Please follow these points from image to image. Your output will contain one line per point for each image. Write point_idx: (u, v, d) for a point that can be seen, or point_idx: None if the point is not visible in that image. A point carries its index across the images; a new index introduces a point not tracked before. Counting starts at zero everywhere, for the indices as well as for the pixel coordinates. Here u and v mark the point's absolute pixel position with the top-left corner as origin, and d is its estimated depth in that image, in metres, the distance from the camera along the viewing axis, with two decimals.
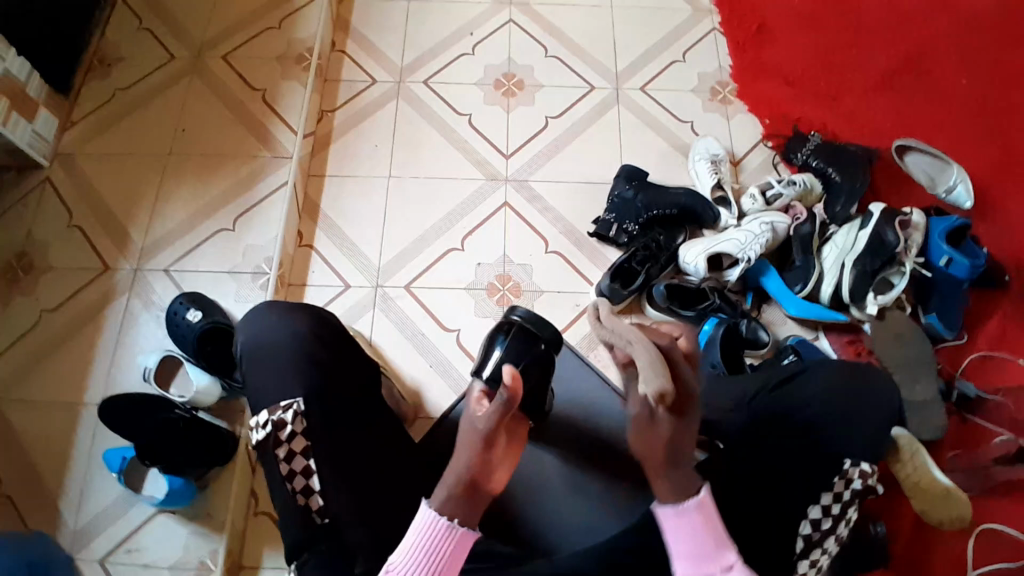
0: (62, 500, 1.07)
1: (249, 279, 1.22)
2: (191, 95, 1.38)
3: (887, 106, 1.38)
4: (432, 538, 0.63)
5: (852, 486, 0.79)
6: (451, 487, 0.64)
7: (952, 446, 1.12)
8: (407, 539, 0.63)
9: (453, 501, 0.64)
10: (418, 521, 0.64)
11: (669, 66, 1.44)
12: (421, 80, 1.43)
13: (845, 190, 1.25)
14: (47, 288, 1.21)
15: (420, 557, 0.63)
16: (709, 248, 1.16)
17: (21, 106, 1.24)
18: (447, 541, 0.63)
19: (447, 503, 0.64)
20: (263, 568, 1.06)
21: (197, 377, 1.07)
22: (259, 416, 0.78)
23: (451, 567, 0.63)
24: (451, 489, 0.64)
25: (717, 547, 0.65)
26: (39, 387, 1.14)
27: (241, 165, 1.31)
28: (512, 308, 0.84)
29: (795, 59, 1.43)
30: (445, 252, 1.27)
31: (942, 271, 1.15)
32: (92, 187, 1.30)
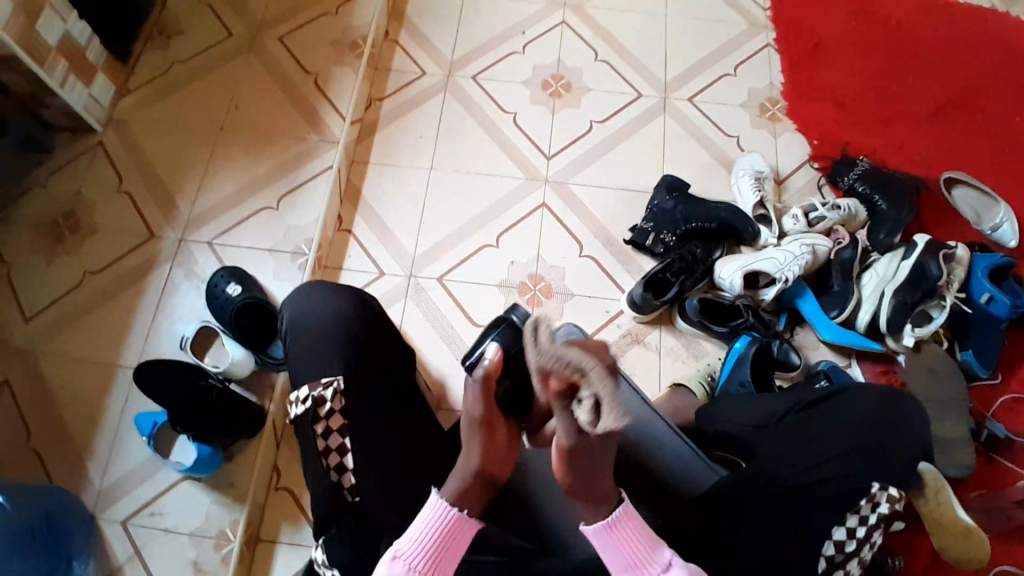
0: (91, 458, 1.10)
1: (287, 258, 1.25)
2: (245, 73, 1.40)
3: (939, 137, 1.36)
4: (445, 524, 0.63)
5: (878, 510, 0.77)
6: (463, 477, 0.64)
7: (975, 486, 1.10)
8: (417, 525, 0.63)
9: (464, 489, 0.64)
10: (429, 507, 0.64)
11: (719, 79, 1.43)
12: (470, 76, 1.44)
13: (890, 218, 1.24)
14: (92, 249, 1.25)
15: (431, 542, 0.62)
16: (746, 265, 1.16)
17: (80, 69, 1.27)
18: (457, 527, 0.63)
19: (458, 490, 0.64)
20: (280, 543, 1.08)
21: (232, 348, 1.09)
22: (300, 391, 0.81)
23: (455, 556, 0.63)
24: (463, 478, 0.64)
25: (652, 546, 0.65)
26: (78, 344, 1.17)
27: (288, 146, 1.34)
28: (511, 309, 0.88)
29: (849, 81, 1.41)
30: (480, 247, 1.28)
31: (982, 308, 1.13)
32: (143, 154, 1.33)
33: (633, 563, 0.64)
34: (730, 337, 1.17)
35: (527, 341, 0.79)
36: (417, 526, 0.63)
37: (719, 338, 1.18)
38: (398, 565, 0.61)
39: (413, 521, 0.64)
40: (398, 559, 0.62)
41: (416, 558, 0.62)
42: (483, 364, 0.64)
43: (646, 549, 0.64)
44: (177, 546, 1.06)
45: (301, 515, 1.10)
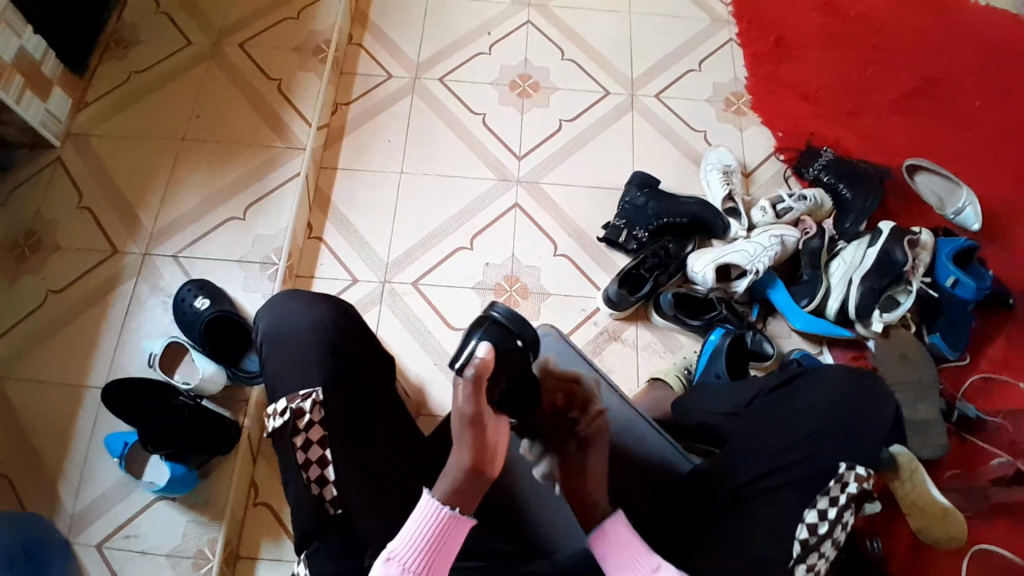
0: (62, 481, 1.06)
1: (258, 268, 1.22)
2: (207, 81, 1.37)
3: (899, 125, 1.39)
4: (438, 524, 0.63)
5: (847, 491, 0.78)
6: (454, 476, 0.64)
7: (950, 466, 1.13)
8: (409, 523, 0.64)
9: (456, 487, 0.64)
10: (421, 508, 0.64)
11: (685, 74, 1.45)
12: (437, 77, 1.43)
13: (856, 206, 1.26)
14: (53, 268, 1.21)
15: (423, 542, 0.63)
16: (717, 259, 1.17)
17: (35, 83, 1.23)
18: (450, 526, 0.63)
19: (450, 490, 0.64)
20: (261, 559, 1.06)
21: (202, 364, 1.07)
22: (277, 404, 0.79)
23: (447, 556, 0.64)
24: (454, 477, 0.64)
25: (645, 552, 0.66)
26: (42, 367, 1.14)
27: (255, 154, 1.32)
28: (491, 303, 0.71)
29: (811, 73, 1.44)
30: (454, 250, 1.27)
31: (949, 292, 1.16)
32: (104, 168, 1.29)
33: (624, 568, 0.66)
34: (705, 330, 1.18)
35: (521, 336, 0.69)
36: (410, 527, 0.64)
37: (693, 331, 1.19)
38: (392, 566, 0.63)
39: (406, 522, 0.65)
40: (391, 561, 0.63)
41: (411, 558, 0.63)
42: (473, 363, 0.63)
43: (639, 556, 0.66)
44: (155, 569, 1.03)
45: (281, 529, 1.08)
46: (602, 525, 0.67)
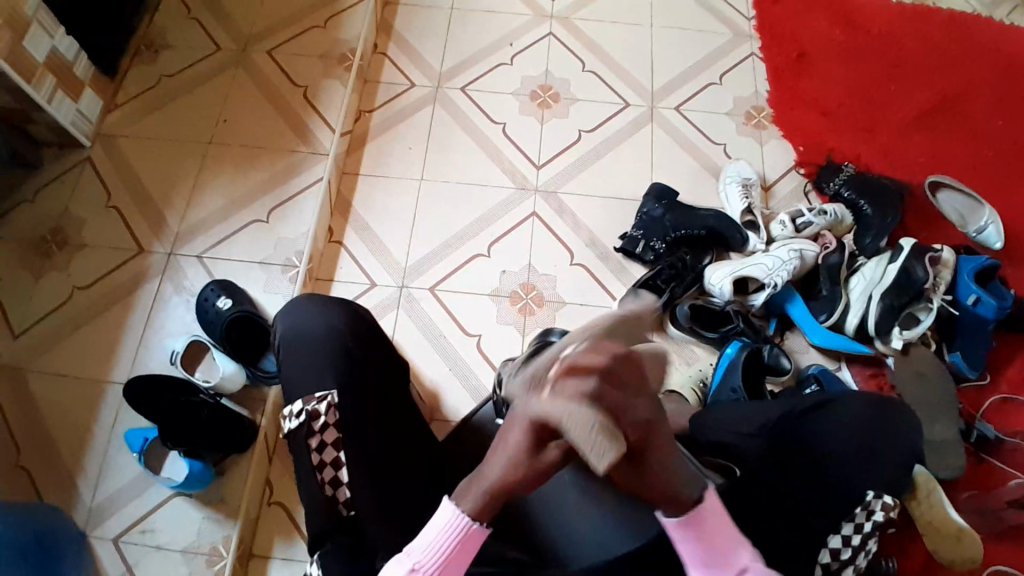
0: (81, 475, 1.08)
1: (278, 271, 1.24)
2: (234, 87, 1.40)
3: (922, 143, 1.38)
4: (458, 534, 0.62)
5: (873, 518, 0.79)
6: (482, 495, 0.60)
7: (968, 486, 1.11)
8: (431, 534, 0.62)
9: (483, 504, 0.61)
10: (444, 518, 0.62)
11: (705, 88, 1.45)
12: (459, 86, 1.45)
13: (875, 223, 1.25)
14: (80, 264, 1.24)
15: (444, 553, 0.62)
16: (735, 272, 1.17)
17: (67, 84, 1.27)
18: (471, 538, 0.62)
19: (478, 505, 0.61)
20: (272, 558, 1.07)
21: (224, 363, 1.08)
22: (292, 406, 0.80)
23: (464, 562, 0.63)
24: (483, 494, 0.60)
25: (733, 549, 0.64)
26: (66, 361, 1.16)
27: (279, 158, 1.34)
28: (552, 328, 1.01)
29: (835, 88, 1.44)
30: (471, 257, 1.28)
31: (969, 310, 1.14)
32: (131, 169, 1.33)
33: (715, 556, 0.64)
34: (722, 342, 1.18)
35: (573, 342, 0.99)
36: (431, 537, 0.62)
37: (709, 343, 1.19)
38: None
39: (427, 532, 0.62)
40: (415, 572, 0.62)
41: (432, 569, 0.62)
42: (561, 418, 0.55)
43: (730, 550, 0.64)
44: (170, 564, 1.04)
45: (294, 529, 1.09)
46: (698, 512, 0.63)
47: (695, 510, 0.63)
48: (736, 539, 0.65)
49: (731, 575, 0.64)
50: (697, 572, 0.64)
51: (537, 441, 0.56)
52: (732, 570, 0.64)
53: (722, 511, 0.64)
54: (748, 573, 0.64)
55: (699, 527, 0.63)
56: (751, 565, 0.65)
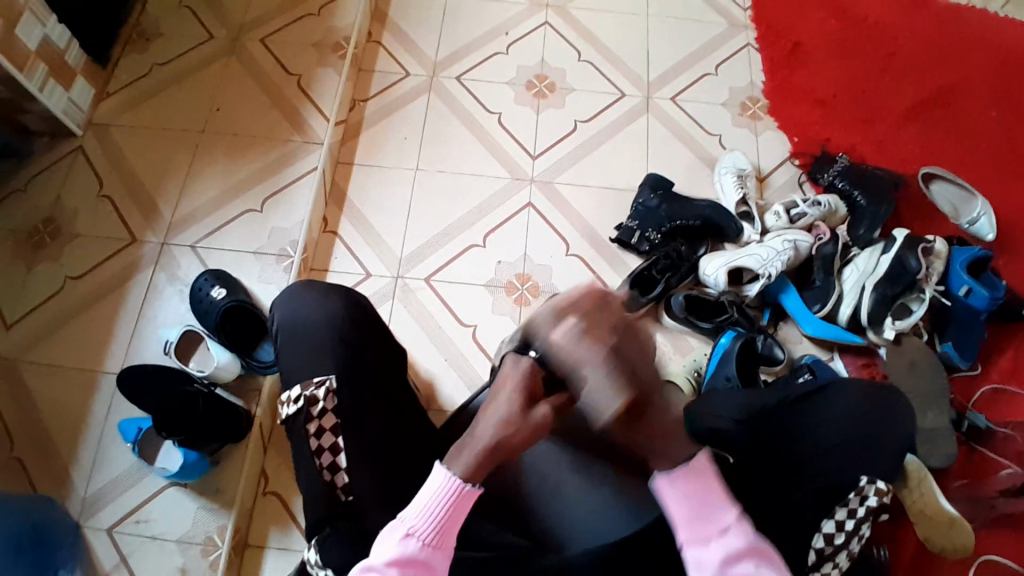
0: (75, 466, 1.08)
1: (273, 261, 1.24)
2: (227, 75, 1.39)
3: (917, 134, 1.38)
4: (452, 497, 0.65)
5: (866, 503, 0.78)
6: (477, 452, 0.66)
7: (958, 475, 1.12)
8: (424, 498, 0.66)
9: (476, 463, 0.66)
10: (437, 483, 0.66)
11: (701, 78, 1.45)
12: (454, 76, 1.44)
13: (869, 214, 1.26)
14: (73, 254, 1.23)
15: (439, 516, 0.65)
16: (729, 262, 1.17)
17: (59, 73, 1.26)
18: (463, 500, 0.66)
19: (470, 466, 0.66)
20: (269, 547, 1.07)
21: (218, 353, 1.09)
22: (292, 391, 0.80)
23: (457, 524, 0.66)
24: (478, 452, 0.66)
25: (717, 507, 0.69)
26: (59, 352, 1.16)
27: (273, 148, 1.33)
28: None
29: (831, 79, 1.44)
30: (466, 247, 1.28)
31: (962, 301, 1.16)
32: (124, 158, 1.31)
33: (702, 511, 0.68)
34: (716, 333, 1.19)
35: None
36: (425, 503, 0.66)
37: (704, 334, 1.19)
38: (411, 542, 0.65)
39: (420, 497, 0.66)
40: (410, 537, 0.65)
41: (427, 532, 0.65)
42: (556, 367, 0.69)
43: (714, 507, 0.68)
44: (165, 554, 1.05)
45: (290, 519, 1.09)
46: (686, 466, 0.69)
47: (687, 470, 0.69)
48: (722, 500, 0.69)
49: (714, 534, 0.68)
50: (684, 532, 0.68)
51: (528, 397, 0.69)
52: (712, 529, 0.68)
53: (707, 473, 0.70)
54: (729, 533, 0.68)
55: (682, 487, 0.69)
56: (733, 526, 0.68)
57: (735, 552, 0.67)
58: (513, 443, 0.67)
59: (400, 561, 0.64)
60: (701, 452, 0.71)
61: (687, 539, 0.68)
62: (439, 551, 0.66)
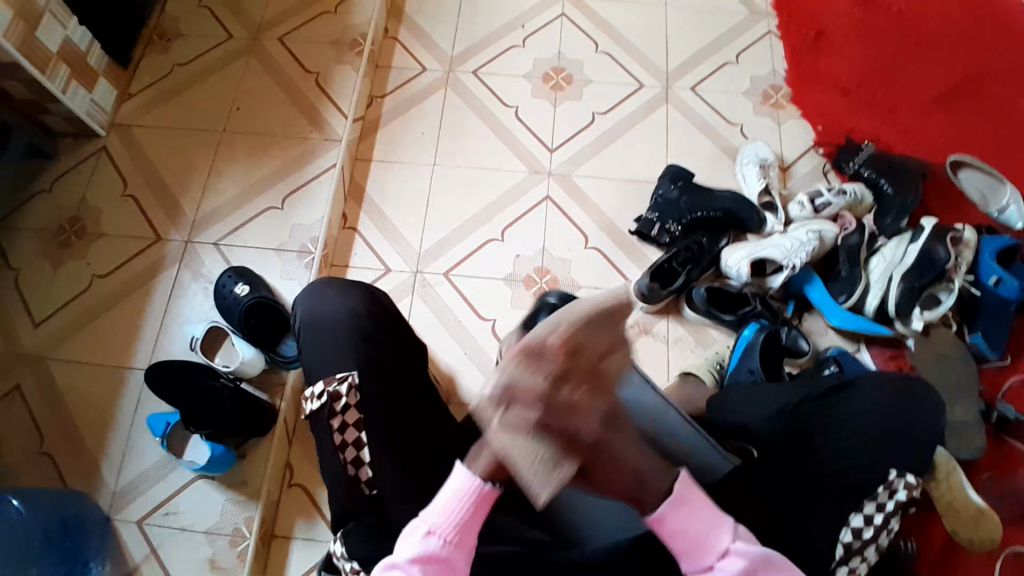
0: (104, 460, 1.11)
1: (294, 257, 1.25)
2: (246, 75, 1.40)
3: (943, 121, 1.35)
4: (472, 493, 0.67)
5: (896, 497, 0.76)
6: (497, 452, 0.68)
7: (987, 469, 1.10)
8: (444, 497, 0.67)
9: (497, 462, 0.68)
10: (457, 483, 0.68)
11: (720, 67, 1.43)
12: (471, 70, 1.43)
13: (896, 202, 1.24)
14: (98, 254, 1.25)
15: (459, 514, 0.66)
16: (753, 253, 1.16)
17: (81, 75, 1.28)
18: (482, 499, 0.68)
19: (490, 466, 0.68)
20: (294, 539, 1.08)
21: (243, 348, 1.10)
22: (315, 387, 0.81)
23: (478, 523, 0.67)
24: (496, 453, 0.68)
25: None
26: (85, 349, 1.18)
27: (293, 146, 1.34)
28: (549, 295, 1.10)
29: (855, 66, 1.41)
30: (485, 241, 1.28)
31: (991, 291, 1.13)
32: (147, 159, 1.33)
33: (724, 484, 0.68)
34: (739, 325, 1.17)
35: None
36: (446, 502, 0.67)
37: (726, 326, 1.18)
38: (433, 540, 0.65)
39: (439, 497, 0.68)
40: (432, 534, 0.66)
41: (449, 530, 0.66)
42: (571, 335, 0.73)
43: None
44: (193, 545, 1.07)
45: (315, 510, 1.10)
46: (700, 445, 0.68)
47: None
48: None
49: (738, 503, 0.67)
50: (684, 563, 0.66)
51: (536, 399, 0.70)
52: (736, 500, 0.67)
53: (693, 501, 0.67)
54: None
55: (670, 520, 0.66)
56: None
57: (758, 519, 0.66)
58: (519, 456, 0.68)
59: (423, 559, 0.64)
60: None
61: (688, 569, 0.66)
62: (459, 550, 0.66)
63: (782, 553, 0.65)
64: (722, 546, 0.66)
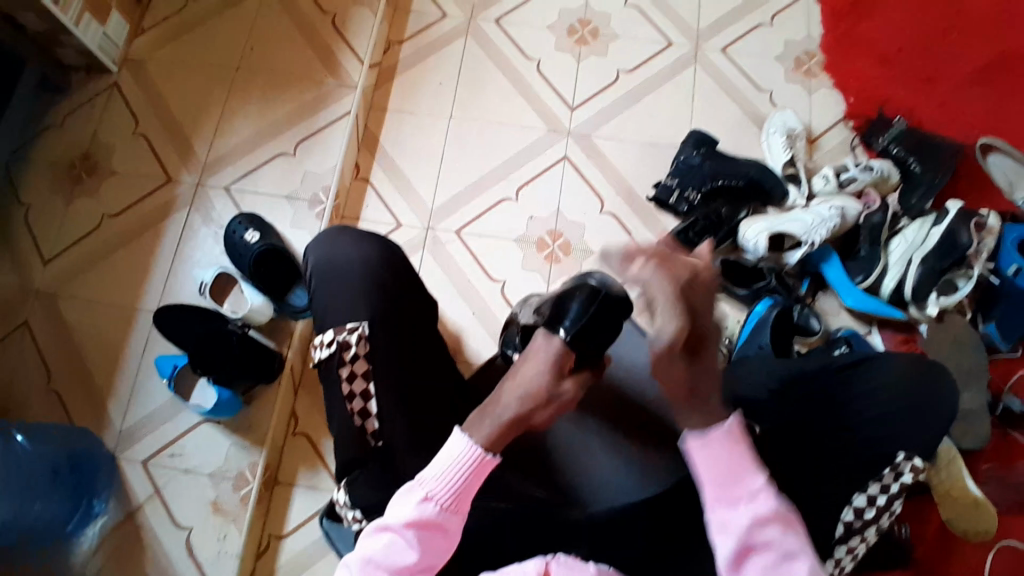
0: (112, 399, 1.12)
1: (306, 206, 1.23)
2: (261, 12, 1.35)
3: (983, 100, 1.29)
4: (470, 462, 0.66)
5: (901, 480, 0.77)
6: (500, 424, 0.66)
7: (988, 457, 1.10)
8: (443, 464, 0.66)
9: (498, 434, 0.66)
10: (456, 449, 0.66)
11: (755, 29, 1.36)
12: (493, 19, 1.37)
13: (925, 181, 1.21)
14: (108, 193, 1.24)
15: (454, 481, 0.66)
16: (772, 227, 1.13)
17: (94, 6, 1.23)
18: (480, 468, 0.66)
19: (490, 437, 0.66)
20: (298, 486, 1.10)
21: (251, 295, 1.10)
22: (325, 335, 0.81)
23: (474, 489, 0.67)
24: (499, 425, 0.67)
25: (743, 473, 0.65)
26: (95, 288, 1.18)
27: (306, 90, 1.30)
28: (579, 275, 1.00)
29: (896, 35, 1.34)
30: (499, 200, 1.26)
31: (1011, 280, 1.09)
32: (159, 97, 1.30)
33: (727, 475, 0.65)
34: (752, 300, 1.16)
35: None
36: (442, 468, 0.66)
37: (739, 300, 1.17)
38: (428, 506, 0.65)
39: (437, 463, 0.66)
40: (428, 501, 0.66)
41: (444, 497, 0.66)
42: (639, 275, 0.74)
43: (739, 473, 0.65)
44: (198, 487, 1.09)
45: (318, 460, 1.12)
46: (707, 430, 0.66)
47: (718, 431, 0.66)
48: (750, 464, 0.66)
49: (741, 496, 0.65)
50: (710, 490, 0.66)
51: (556, 372, 0.69)
52: (741, 493, 0.65)
53: (739, 438, 0.66)
54: (760, 496, 0.65)
55: (714, 447, 0.66)
56: (764, 490, 0.65)
57: (763, 518, 0.64)
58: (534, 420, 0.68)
59: (417, 523, 0.65)
60: (734, 415, 0.68)
61: (712, 499, 0.65)
62: (455, 515, 0.66)
63: (789, 552, 0.63)
64: (720, 536, 0.65)
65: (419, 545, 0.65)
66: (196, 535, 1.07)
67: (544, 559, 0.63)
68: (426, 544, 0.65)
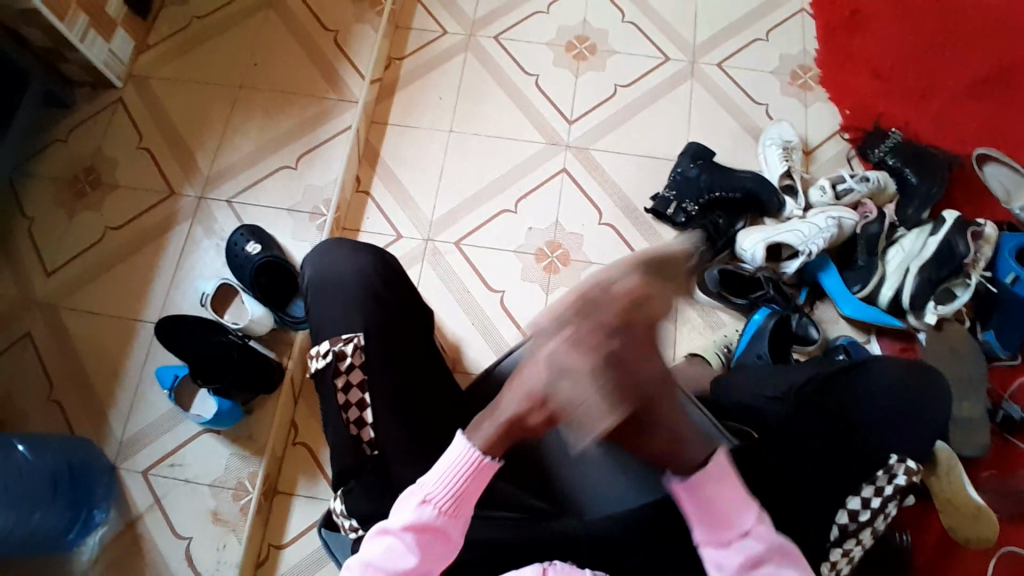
0: (112, 410, 1.13)
1: (306, 218, 1.25)
2: (265, 29, 1.38)
3: (976, 113, 1.31)
4: (470, 465, 0.66)
5: (895, 482, 0.77)
6: (499, 426, 0.64)
7: (989, 467, 1.10)
8: (442, 467, 0.66)
9: (497, 436, 0.65)
10: (456, 452, 0.66)
11: (750, 44, 1.38)
12: (492, 35, 1.40)
13: (920, 193, 1.21)
14: (112, 206, 1.26)
15: (454, 484, 0.66)
16: (768, 238, 1.14)
17: (100, 23, 1.26)
18: (481, 471, 0.66)
19: (488, 439, 0.65)
20: (297, 496, 1.10)
21: (253, 307, 1.11)
22: (320, 346, 0.82)
23: (474, 493, 0.67)
24: (498, 427, 0.64)
25: (733, 514, 0.67)
26: (97, 300, 1.19)
27: (308, 105, 1.32)
28: None
29: (890, 49, 1.36)
30: (498, 212, 1.27)
31: (1008, 288, 1.10)
32: (163, 112, 1.32)
33: (715, 522, 0.67)
34: (750, 309, 1.17)
35: None
36: (442, 471, 0.66)
37: (737, 309, 1.18)
38: (428, 509, 0.66)
39: (437, 466, 0.67)
40: (427, 503, 0.66)
41: (444, 500, 0.66)
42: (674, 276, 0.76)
43: (728, 518, 0.67)
44: (197, 497, 1.09)
45: (318, 470, 1.11)
46: (695, 478, 0.67)
47: (702, 473, 0.67)
48: (742, 502, 0.68)
49: (733, 538, 0.67)
50: (700, 533, 0.68)
51: None
52: (733, 533, 0.67)
53: (728, 477, 0.68)
54: (750, 535, 0.67)
55: (702, 493, 0.67)
56: (754, 529, 0.67)
57: (756, 556, 0.66)
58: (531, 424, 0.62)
59: (415, 526, 0.65)
60: (719, 449, 0.69)
61: (703, 541, 0.68)
62: (454, 519, 0.67)
63: None
64: (714, 574, 0.68)
65: (418, 548, 0.65)
66: (195, 544, 1.07)
67: (542, 564, 0.65)
68: (425, 547, 0.65)
